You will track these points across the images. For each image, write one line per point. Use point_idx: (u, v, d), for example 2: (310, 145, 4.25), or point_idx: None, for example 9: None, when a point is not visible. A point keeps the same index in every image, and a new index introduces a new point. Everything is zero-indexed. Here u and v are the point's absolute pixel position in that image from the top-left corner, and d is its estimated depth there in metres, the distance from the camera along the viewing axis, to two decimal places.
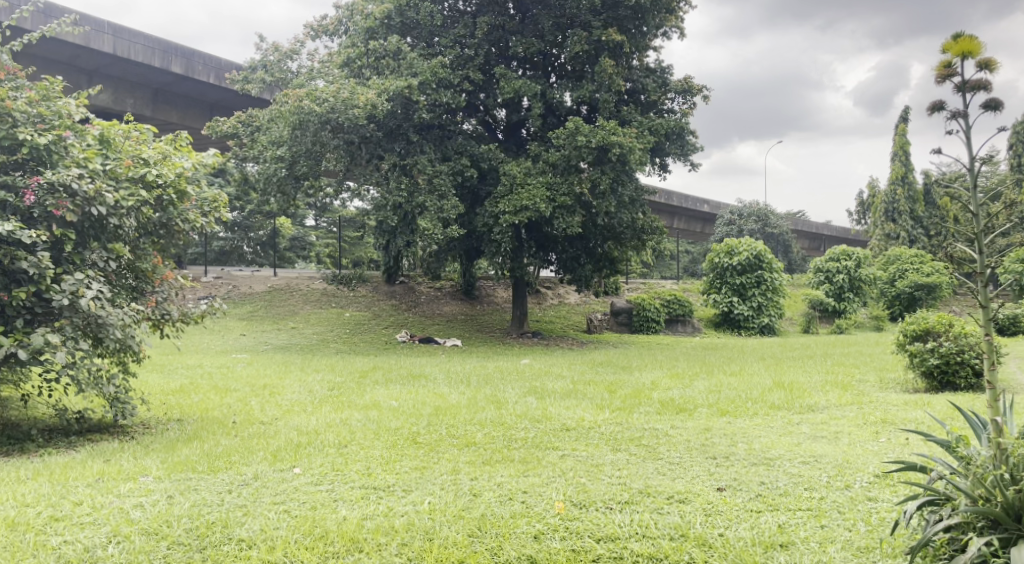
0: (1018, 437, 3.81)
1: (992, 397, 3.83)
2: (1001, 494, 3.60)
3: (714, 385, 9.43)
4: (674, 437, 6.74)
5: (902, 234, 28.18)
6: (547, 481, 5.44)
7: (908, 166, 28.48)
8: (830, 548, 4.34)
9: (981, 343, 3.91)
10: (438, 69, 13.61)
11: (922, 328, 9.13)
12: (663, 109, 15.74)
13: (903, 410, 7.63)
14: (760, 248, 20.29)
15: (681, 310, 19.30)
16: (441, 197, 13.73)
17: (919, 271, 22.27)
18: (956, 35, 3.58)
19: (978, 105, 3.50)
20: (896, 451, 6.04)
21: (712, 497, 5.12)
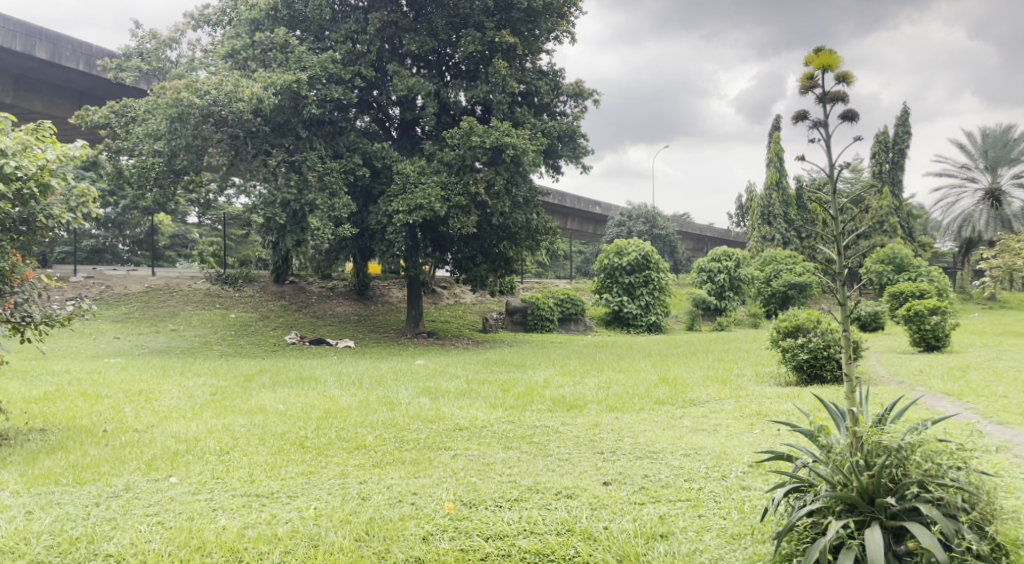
0: (871, 426, 4.13)
1: (849, 389, 4.13)
2: (857, 479, 3.90)
3: (603, 382, 9.70)
4: (565, 434, 6.88)
5: (778, 236, 29.80)
6: (438, 482, 5.43)
7: (783, 172, 30.31)
8: (706, 536, 4.57)
9: (840, 338, 4.22)
10: (328, 64, 13.48)
11: (793, 325, 9.75)
12: (556, 111, 16.09)
13: (775, 402, 8.12)
14: (647, 249, 21.04)
15: (574, 309, 19.70)
16: (332, 195, 13.47)
17: (792, 271, 23.66)
18: (817, 49, 3.85)
19: (837, 116, 3.78)
20: (768, 441, 6.43)
21: (598, 491, 5.27)
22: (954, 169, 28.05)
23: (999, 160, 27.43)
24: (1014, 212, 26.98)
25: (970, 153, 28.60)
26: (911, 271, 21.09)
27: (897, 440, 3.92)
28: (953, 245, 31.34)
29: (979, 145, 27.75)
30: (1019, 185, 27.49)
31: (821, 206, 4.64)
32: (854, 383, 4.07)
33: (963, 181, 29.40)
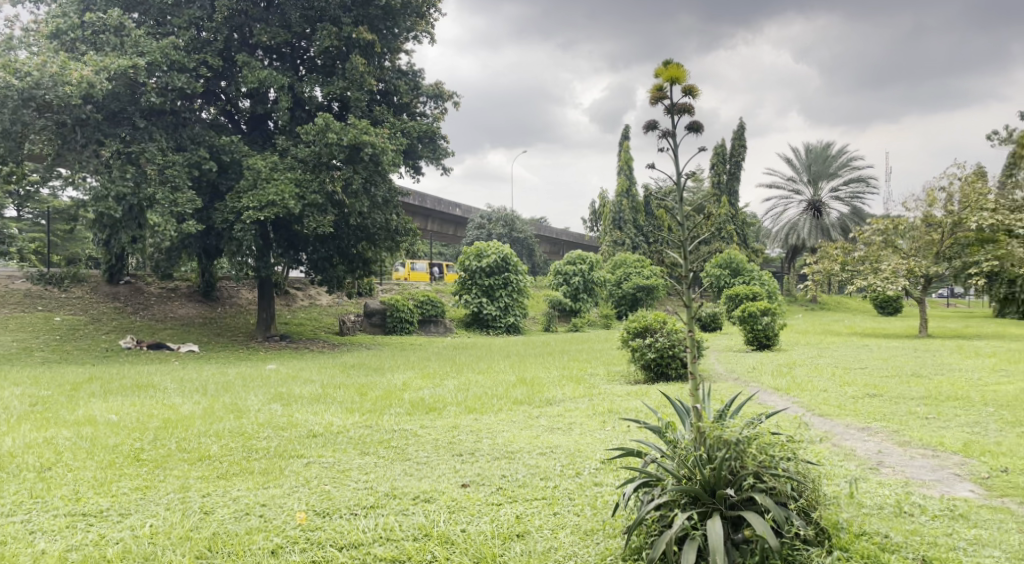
0: (713, 421, 4.42)
1: (693, 386, 4.39)
2: (700, 473, 4.18)
3: (462, 383, 9.72)
4: (424, 437, 6.82)
5: (628, 241, 31.19)
6: (290, 492, 5.20)
7: (632, 181, 31.84)
8: (561, 534, 4.69)
9: (686, 339, 4.47)
10: (170, 50, 12.57)
11: (642, 325, 10.21)
12: (415, 112, 15.96)
13: (626, 400, 8.49)
14: (507, 251, 21.33)
15: (433, 310, 19.64)
16: (174, 189, 12.62)
17: (641, 274, 24.88)
18: (666, 62, 4.06)
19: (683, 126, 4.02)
20: (619, 438, 6.70)
21: (456, 494, 5.26)
22: (781, 181, 30.63)
23: (820, 175, 30.29)
24: (831, 222, 29.92)
25: (795, 167, 31.36)
26: (746, 275, 22.82)
27: (735, 434, 4.22)
28: (781, 252, 34.26)
29: (803, 160, 30.46)
30: (835, 198, 30.50)
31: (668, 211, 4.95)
32: (698, 383, 4.32)
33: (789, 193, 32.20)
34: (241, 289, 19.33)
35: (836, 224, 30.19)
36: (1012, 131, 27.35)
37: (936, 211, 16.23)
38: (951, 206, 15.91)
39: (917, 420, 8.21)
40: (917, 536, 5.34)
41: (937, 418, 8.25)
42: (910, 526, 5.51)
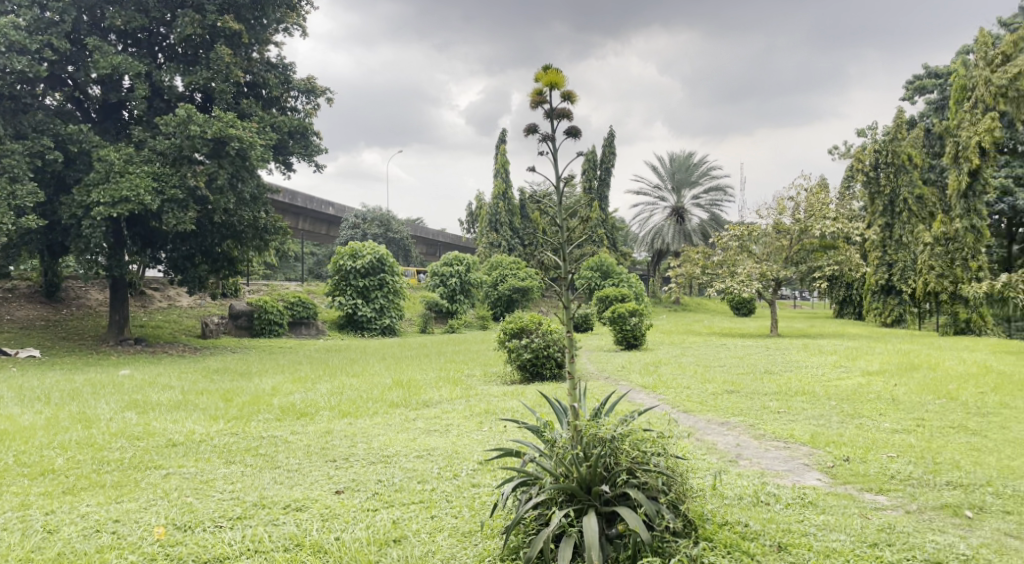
0: (589, 420, 4.85)
1: (571, 389, 4.78)
2: (577, 471, 4.61)
3: (336, 387, 9.45)
4: (295, 443, 6.56)
5: (504, 243, 31.51)
6: (147, 505, 4.94)
7: (508, 184, 32.23)
8: (438, 537, 4.78)
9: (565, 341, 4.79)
10: (7, 29, 11.43)
11: (518, 327, 10.33)
12: (286, 107, 15.37)
13: (502, 400, 8.57)
14: (382, 252, 20.95)
15: (305, 312, 18.96)
16: (13, 181, 11.49)
17: (516, 275, 25.20)
18: (546, 68, 4.81)
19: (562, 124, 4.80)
20: (496, 439, 6.76)
21: (330, 501, 5.14)
22: (647, 188, 31.98)
23: (682, 182, 31.90)
24: (693, 227, 31.60)
25: (660, 175, 32.86)
26: (616, 278, 23.67)
27: (609, 433, 4.69)
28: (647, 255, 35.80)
29: (667, 168, 31.98)
30: (696, 205, 32.25)
31: (548, 215, 5.11)
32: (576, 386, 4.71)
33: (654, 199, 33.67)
34: (90, 289, 17.86)
35: (697, 229, 31.93)
36: (849, 147, 29.97)
37: (786, 219, 17.50)
38: (798, 214, 17.24)
39: (771, 414, 8.82)
40: (773, 524, 5.76)
41: (787, 412, 8.92)
42: (766, 514, 5.94)
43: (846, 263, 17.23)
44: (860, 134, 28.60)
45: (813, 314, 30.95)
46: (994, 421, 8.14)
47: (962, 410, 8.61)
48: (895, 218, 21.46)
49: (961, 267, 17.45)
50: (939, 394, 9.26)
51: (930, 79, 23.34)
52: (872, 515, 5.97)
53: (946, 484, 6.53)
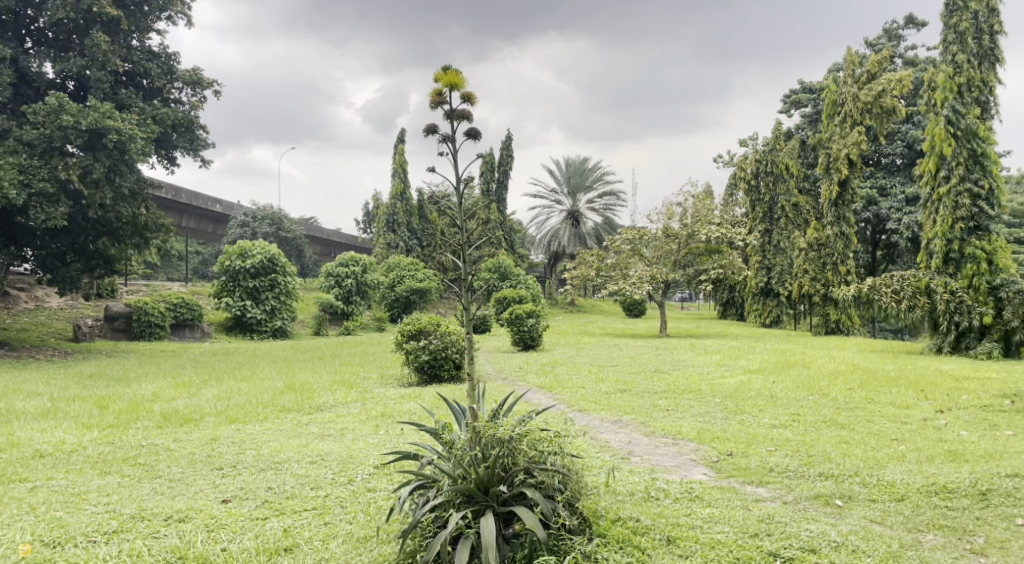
0: (488, 421, 4.95)
1: (471, 389, 4.88)
2: (475, 472, 4.69)
3: (223, 392, 9.04)
4: (177, 452, 6.23)
5: (401, 244, 31.15)
6: (12, 520, 4.71)
7: (405, 184, 31.92)
8: (332, 544, 4.72)
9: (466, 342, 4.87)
10: None
11: (416, 328, 10.24)
12: (170, 98, 14.59)
13: (399, 403, 8.46)
14: (274, 251, 20.21)
15: (190, 313, 18.01)
16: None
17: (413, 277, 24.95)
18: (445, 69, 4.83)
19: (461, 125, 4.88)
20: (392, 442, 6.66)
21: (216, 510, 4.98)
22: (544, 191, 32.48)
23: (577, 187, 32.59)
24: (587, 230, 32.32)
25: (556, 179, 33.42)
26: (513, 280, 23.88)
27: (508, 433, 4.79)
28: (543, 258, 36.33)
29: (563, 172, 32.59)
30: (591, 209, 33.03)
31: (449, 216, 5.12)
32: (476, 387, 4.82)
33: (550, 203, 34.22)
34: None
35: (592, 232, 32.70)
36: (732, 156, 31.57)
37: (674, 223, 18.27)
38: (685, 220, 18.00)
39: (661, 412, 9.16)
40: (662, 518, 6.00)
41: (675, 409, 9.29)
42: (656, 508, 6.19)
43: (729, 266, 18.10)
44: (742, 144, 30.17)
45: (698, 315, 32.36)
46: (861, 415, 8.78)
47: (833, 405, 9.25)
48: (773, 224, 22.78)
49: (832, 271, 18.72)
50: (812, 390, 9.90)
51: (805, 94, 24.89)
52: (753, 507, 6.31)
53: (819, 475, 6.99)
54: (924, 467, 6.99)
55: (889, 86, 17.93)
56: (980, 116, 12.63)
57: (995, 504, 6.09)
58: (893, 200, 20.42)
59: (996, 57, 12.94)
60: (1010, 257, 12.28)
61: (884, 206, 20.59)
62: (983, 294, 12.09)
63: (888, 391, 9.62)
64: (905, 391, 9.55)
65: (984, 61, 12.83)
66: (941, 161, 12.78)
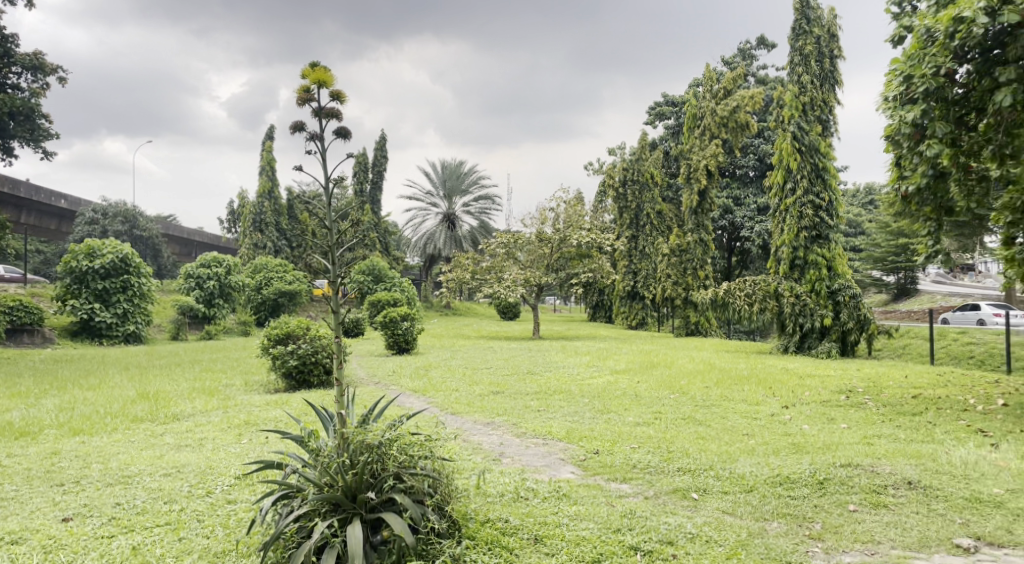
0: (356, 427, 4.90)
1: (339, 396, 4.81)
2: (343, 480, 4.63)
3: (66, 402, 8.35)
4: (10, 468, 5.72)
5: (269, 244, 30.00)
6: None
7: (274, 182, 30.77)
8: (186, 560, 4.53)
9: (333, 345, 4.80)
10: None
11: (283, 332, 9.89)
12: (6, 84, 13.34)
13: (264, 410, 8.13)
14: (126, 251, 18.83)
15: (28, 318, 16.52)
16: None
17: (282, 279, 24.08)
18: (314, 66, 4.71)
19: (329, 125, 4.77)
20: (256, 451, 6.39)
21: (55, 530, 4.74)
22: (419, 193, 32.30)
23: (453, 190, 32.63)
24: (462, 233, 32.43)
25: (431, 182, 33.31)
26: (387, 282, 23.58)
27: (377, 439, 4.76)
28: (418, 259, 36.09)
29: (439, 175, 32.55)
30: (466, 212, 33.19)
31: (317, 216, 4.98)
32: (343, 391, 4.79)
33: (426, 205, 34.06)
34: None
35: (466, 235, 32.86)
36: (601, 164, 32.77)
37: (546, 228, 18.69)
38: (558, 225, 18.49)
39: (532, 413, 9.33)
40: (531, 517, 6.12)
41: (547, 410, 9.50)
42: (525, 508, 6.30)
43: (599, 270, 18.82)
44: (610, 152, 31.42)
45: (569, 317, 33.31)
46: (716, 411, 9.34)
47: (691, 402, 9.79)
48: (639, 231, 23.82)
49: (692, 276, 19.79)
50: (673, 389, 10.43)
51: (668, 107, 26.21)
52: (616, 503, 6.56)
53: (677, 470, 7.37)
54: (771, 460, 7.53)
55: (742, 102, 18.93)
56: (821, 133, 13.78)
57: (830, 491, 6.62)
58: (747, 210, 21.97)
59: (834, 80, 14.17)
60: (846, 264, 13.47)
61: (739, 215, 22.08)
62: (823, 298, 13.17)
63: (740, 389, 10.30)
64: (755, 388, 10.26)
65: (824, 83, 14.18)
66: (788, 174, 13.82)
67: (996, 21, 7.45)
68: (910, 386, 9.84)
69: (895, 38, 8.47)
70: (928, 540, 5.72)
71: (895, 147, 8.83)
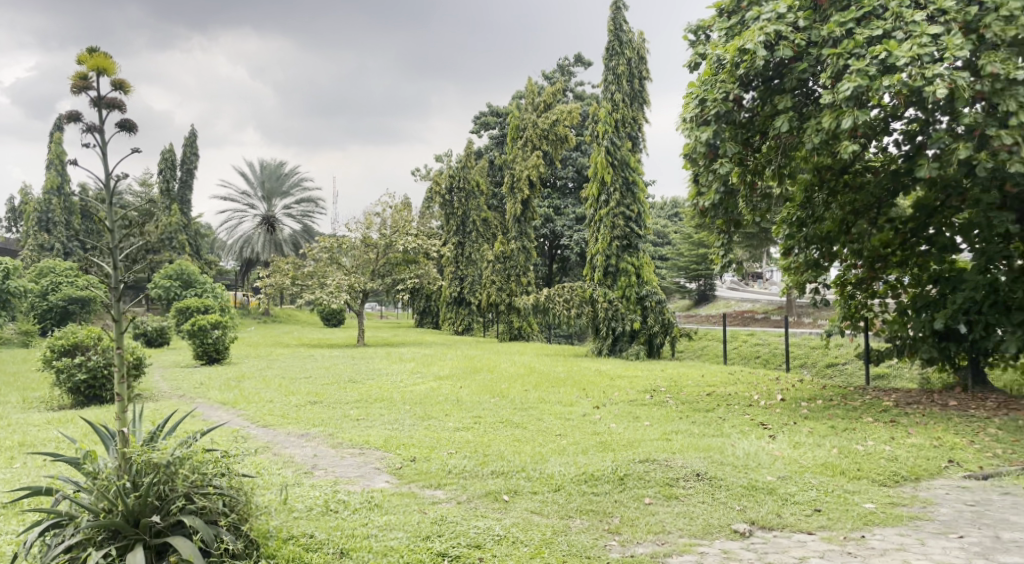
0: (141, 445, 4.56)
1: (121, 412, 4.45)
2: (123, 503, 4.31)
3: None
4: None
5: (58, 246, 27.20)
6: None
7: (65, 177, 27.97)
8: None
9: (114, 356, 4.43)
10: None
11: (70, 343, 8.96)
12: None
13: (44, 430, 7.34)
14: None
15: None
16: None
17: (73, 284, 21.90)
18: (93, 51, 4.31)
19: (111, 117, 4.37)
20: (27, 477, 5.76)
21: None
22: (235, 194, 30.69)
23: (273, 192, 31.31)
24: (283, 237, 31.19)
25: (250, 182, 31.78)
26: (197, 288, 22.21)
27: (167, 457, 4.45)
28: (234, 263, 34.29)
29: (257, 176, 31.12)
30: (286, 215, 31.97)
31: (99, 214, 4.58)
32: (126, 407, 4.41)
33: (242, 207, 32.42)
34: None
35: (288, 239, 31.67)
36: (429, 170, 33.00)
37: (372, 233, 18.44)
38: (384, 230, 18.37)
39: (350, 422, 9.12)
40: (338, 531, 5.96)
41: (365, 418, 9.32)
42: (333, 522, 6.12)
43: (425, 276, 18.86)
44: (437, 159, 31.63)
45: (395, 324, 33.15)
46: (532, 414, 9.62)
47: (510, 406, 10.02)
48: (465, 237, 24.17)
49: (515, 282, 20.35)
50: (493, 393, 10.61)
51: (492, 117, 26.82)
52: (429, 510, 6.54)
53: (491, 473, 7.49)
54: (579, 458, 7.86)
55: (561, 116, 20.23)
56: (630, 148, 14.65)
57: (630, 487, 7.02)
58: (567, 219, 23.08)
59: (641, 100, 15.18)
60: (653, 272, 14.46)
61: (559, 224, 23.10)
62: (633, 303, 14.06)
63: (556, 391, 10.69)
64: (570, 391, 10.69)
65: (632, 101, 15.12)
66: (602, 187, 14.53)
67: (774, 54, 8.26)
68: (706, 385, 10.68)
69: (691, 64, 9.17)
70: (711, 527, 6.14)
71: (692, 165, 9.54)
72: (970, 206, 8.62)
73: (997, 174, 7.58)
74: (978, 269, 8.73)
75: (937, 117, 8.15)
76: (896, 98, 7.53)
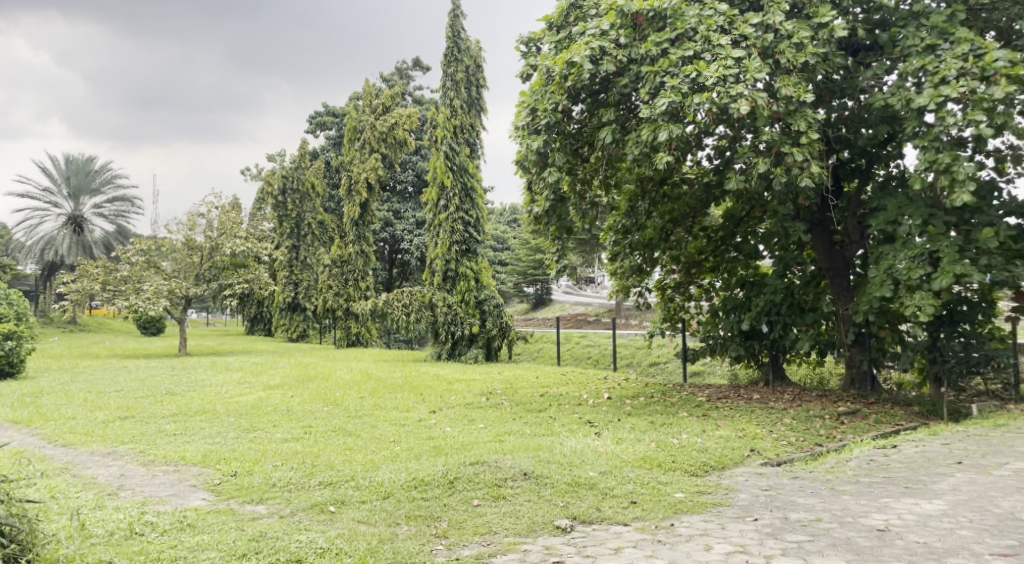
0: None
1: None
2: None
3: None
4: None
5: None
6: None
7: None
8: None
9: None
10: None
11: None
12: None
13: None
14: None
15: None
16: None
17: None
18: None
19: None
20: None
21: None
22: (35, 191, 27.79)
23: (81, 189, 28.68)
24: (93, 239, 28.70)
25: (52, 179, 28.93)
26: None
27: None
28: (35, 267, 31.11)
29: (61, 171, 28.39)
30: (97, 215, 29.39)
31: None
32: None
33: (44, 205, 29.45)
34: None
35: (99, 241, 29.15)
36: (260, 170, 31.61)
37: (197, 236, 17.47)
38: (210, 232, 17.48)
39: (165, 437, 8.50)
40: (142, 556, 5.51)
41: (182, 433, 8.71)
42: (137, 546, 5.65)
43: (255, 281, 18.06)
44: (271, 159, 30.22)
45: (224, 332, 31.48)
46: (366, 421, 9.42)
47: (344, 414, 9.76)
48: (300, 241, 23.39)
49: (353, 287, 19.94)
50: (327, 401, 10.29)
51: (328, 117, 26.18)
52: (247, 526, 6.21)
53: (317, 484, 7.25)
54: (410, 465, 7.79)
55: (400, 120, 20.20)
56: (468, 155, 14.83)
57: (458, 490, 7.04)
58: (407, 224, 23.01)
59: (478, 107, 15.39)
60: (490, 276, 14.76)
61: (399, 228, 22.98)
62: (471, 307, 14.26)
63: (393, 397, 10.57)
64: (406, 396, 10.61)
65: (470, 108, 15.31)
66: (441, 191, 14.52)
67: (598, 68, 8.64)
68: (539, 386, 10.99)
69: (523, 74, 9.41)
70: (534, 525, 6.29)
71: (524, 172, 9.75)
72: (771, 217, 9.47)
73: (791, 187, 8.39)
74: (778, 275, 9.83)
75: (742, 135, 8.81)
76: (707, 115, 8.09)
